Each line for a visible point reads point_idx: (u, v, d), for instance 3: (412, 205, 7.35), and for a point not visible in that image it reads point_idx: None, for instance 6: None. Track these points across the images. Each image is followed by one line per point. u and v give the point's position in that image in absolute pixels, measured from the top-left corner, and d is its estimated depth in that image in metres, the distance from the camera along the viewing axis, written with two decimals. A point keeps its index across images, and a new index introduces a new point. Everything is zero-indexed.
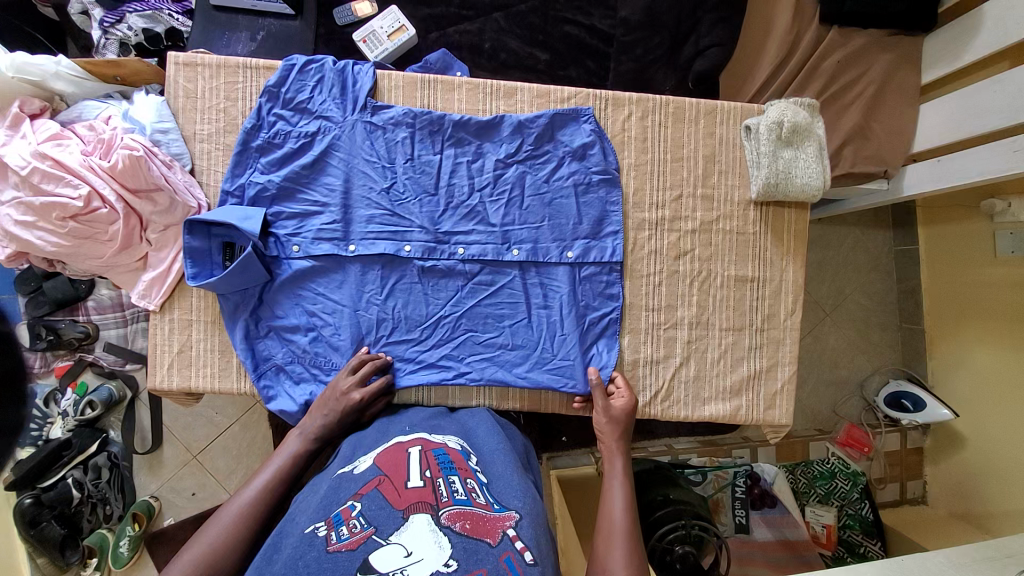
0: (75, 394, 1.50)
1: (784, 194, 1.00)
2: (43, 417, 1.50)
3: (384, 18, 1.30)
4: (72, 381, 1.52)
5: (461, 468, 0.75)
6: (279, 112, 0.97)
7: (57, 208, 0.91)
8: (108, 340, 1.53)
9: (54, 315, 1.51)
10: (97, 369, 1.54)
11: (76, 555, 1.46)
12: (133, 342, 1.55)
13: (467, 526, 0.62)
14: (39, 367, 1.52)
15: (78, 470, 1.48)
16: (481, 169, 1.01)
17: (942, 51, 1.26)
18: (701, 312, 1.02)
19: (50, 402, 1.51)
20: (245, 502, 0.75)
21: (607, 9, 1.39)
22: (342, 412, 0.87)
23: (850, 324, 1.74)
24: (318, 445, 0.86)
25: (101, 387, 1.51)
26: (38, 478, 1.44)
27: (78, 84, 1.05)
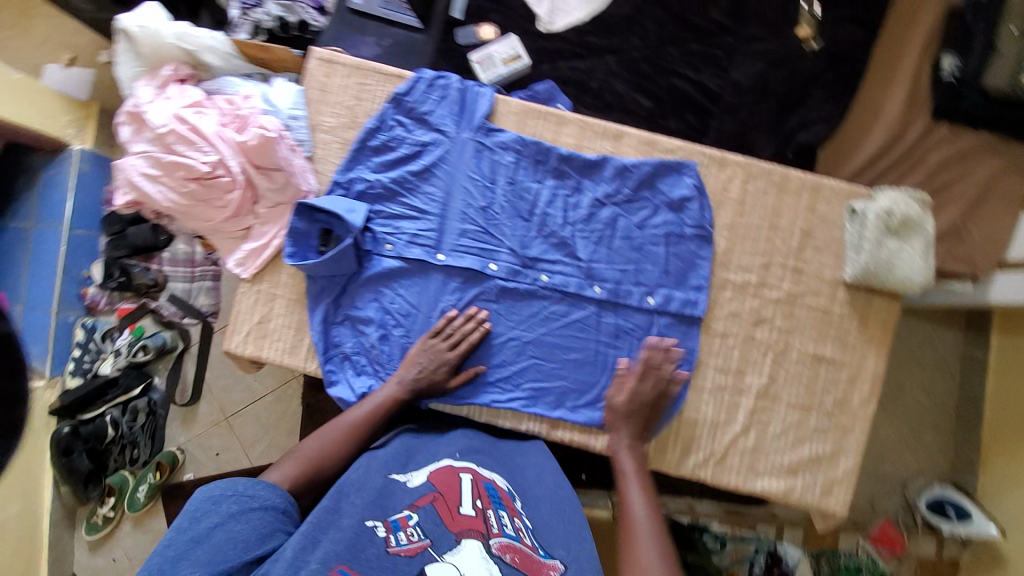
0: (131, 335, 1.59)
1: (880, 284, 0.97)
2: (97, 352, 1.60)
3: (502, 44, 1.40)
4: (131, 323, 1.62)
5: (508, 507, 0.79)
6: (400, 118, 1.04)
7: (184, 168, 1.00)
8: (173, 291, 1.61)
9: (130, 259, 1.61)
10: (156, 316, 1.63)
11: (96, 491, 1.58)
12: (195, 298, 1.62)
13: (515, 560, 0.71)
14: (104, 305, 1.63)
15: (117, 410, 1.56)
16: (577, 204, 1.03)
17: None
18: (771, 385, 1.00)
19: (106, 338, 1.61)
20: (349, 422, 0.90)
21: (718, 69, 1.41)
22: (436, 366, 0.95)
23: (904, 422, 1.64)
24: (416, 395, 0.94)
25: (157, 334, 1.60)
26: (82, 409, 1.56)
27: (226, 59, 1.15)
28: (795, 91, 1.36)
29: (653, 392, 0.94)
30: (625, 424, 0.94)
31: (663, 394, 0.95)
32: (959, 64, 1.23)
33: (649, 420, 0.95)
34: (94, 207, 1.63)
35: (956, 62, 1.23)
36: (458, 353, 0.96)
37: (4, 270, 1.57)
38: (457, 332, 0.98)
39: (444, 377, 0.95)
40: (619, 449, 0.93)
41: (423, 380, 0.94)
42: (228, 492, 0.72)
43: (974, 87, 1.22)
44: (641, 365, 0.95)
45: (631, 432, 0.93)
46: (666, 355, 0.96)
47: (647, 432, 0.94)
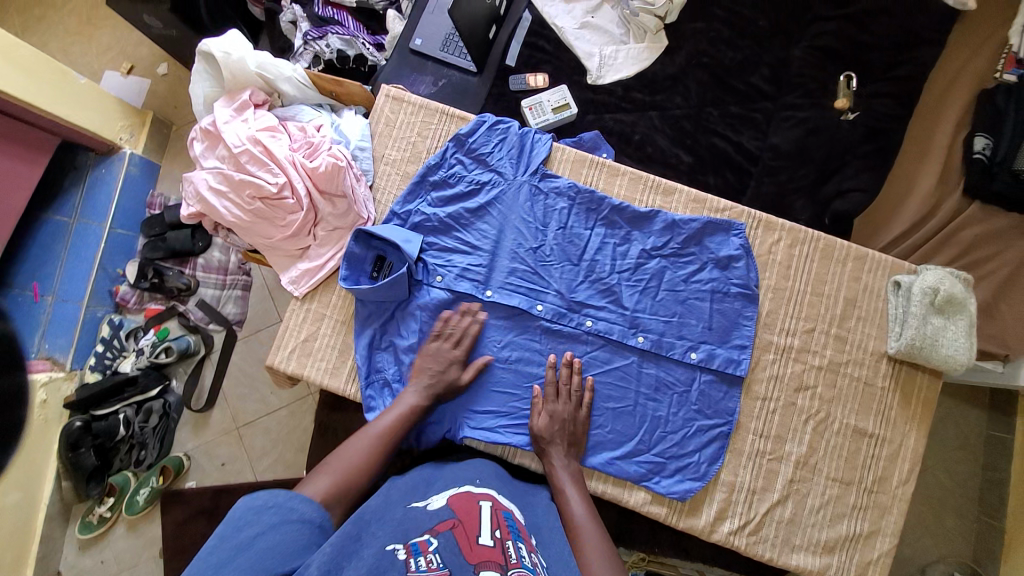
0: (155, 337, 1.62)
1: (924, 360, 0.97)
2: (119, 349, 1.62)
3: (553, 93, 1.46)
4: (157, 324, 1.64)
5: (525, 540, 0.77)
6: (461, 157, 1.08)
7: (252, 187, 1.04)
8: (202, 297, 1.66)
9: (165, 261, 1.66)
10: (182, 319, 1.65)
11: (97, 491, 1.54)
12: (223, 305, 1.66)
13: None
14: (134, 303, 1.66)
15: (131, 409, 1.56)
16: (625, 254, 1.05)
17: None
18: (811, 454, 0.99)
19: (130, 337, 1.64)
20: (373, 432, 0.90)
21: (757, 132, 1.47)
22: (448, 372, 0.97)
23: (923, 500, 1.61)
24: (434, 400, 0.96)
25: (182, 337, 1.62)
26: (96, 405, 1.55)
27: (301, 89, 1.21)
28: (833, 158, 1.41)
29: (567, 408, 0.98)
30: (553, 443, 0.96)
31: (683, 434, 0.99)
32: (990, 145, 1.26)
33: (575, 432, 0.97)
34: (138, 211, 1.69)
35: (988, 141, 1.26)
36: (462, 351, 0.99)
37: (41, 256, 1.55)
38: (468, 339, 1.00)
39: (459, 377, 0.98)
40: (556, 466, 0.95)
41: (441, 384, 0.96)
42: (268, 504, 0.72)
43: (1006, 168, 1.24)
44: (549, 385, 0.99)
45: (562, 448, 0.96)
46: (572, 368, 1.01)
47: (574, 446, 0.97)
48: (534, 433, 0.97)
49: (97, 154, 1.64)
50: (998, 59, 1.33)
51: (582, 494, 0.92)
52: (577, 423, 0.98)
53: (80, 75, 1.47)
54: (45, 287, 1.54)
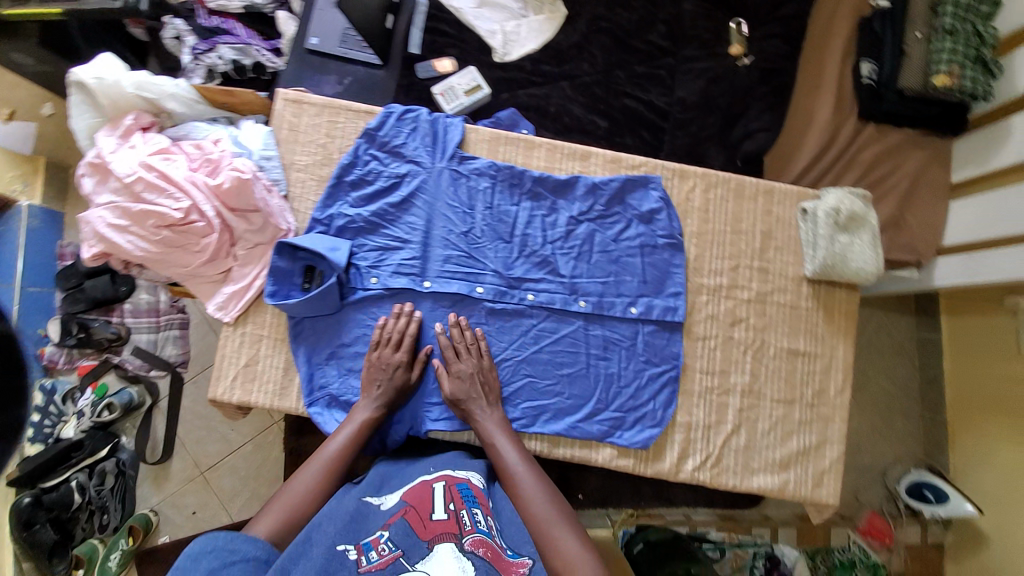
0: (93, 395, 1.50)
1: (838, 276, 1.05)
2: (58, 415, 1.51)
3: (462, 76, 1.46)
4: (93, 381, 1.52)
5: (481, 504, 0.83)
6: (374, 152, 1.06)
7: (156, 216, 0.97)
8: (137, 344, 1.53)
9: (89, 313, 1.53)
10: (120, 371, 1.54)
11: (63, 566, 1.44)
12: (162, 347, 1.56)
13: (487, 554, 0.74)
14: (63, 363, 1.53)
15: (84, 474, 1.46)
16: (554, 223, 1.07)
17: (970, 152, 1.39)
18: (754, 381, 1.05)
19: (67, 400, 1.52)
20: (325, 458, 0.91)
21: (664, 88, 1.52)
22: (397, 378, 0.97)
23: (872, 407, 1.76)
24: (388, 409, 0.96)
25: (123, 391, 1.51)
26: (42, 477, 1.45)
27: (190, 105, 1.14)
28: (736, 103, 1.50)
29: (473, 364, 0.99)
30: (473, 400, 0.97)
31: (638, 385, 1.03)
32: (875, 70, 1.40)
33: (488, 384, 0.99)
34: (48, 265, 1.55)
35: (873, 67, 1.39)
36: (405, 352, 0.98)
37: None
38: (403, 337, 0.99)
39: (406, 378, 0.98)
40: (484, 420, 0.97)
41: (389, 393, 0.96)
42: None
43: (891, 89, 1.36)
44: (449, 346, 1.00)
45: (486, 400, 0.98)
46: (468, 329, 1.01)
47: (493, 394, 0.99)
48: (448, 396, 0.98)
49: None
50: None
51: (511, 438, 0.96)
52: (489, 373, 1.00)
53: None
54: None
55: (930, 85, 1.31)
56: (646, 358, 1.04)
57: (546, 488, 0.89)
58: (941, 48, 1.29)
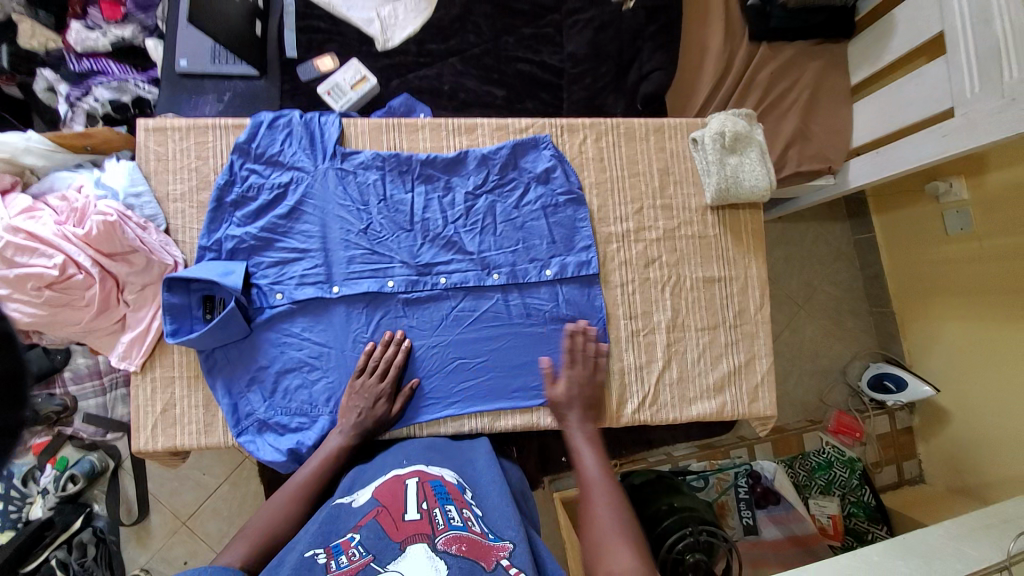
0: (54, 471, 1.43)
1: (736, 199, 1.06)
2: (21, 498, 1.43)
3: (346, 71, 1.40)
4: (50, 458, 1.44)
5: (457, 499, 0.75)
6: (252, 166, 1.01)
7: (33, 278, 0.93)
8: (87, 411, 1.43)
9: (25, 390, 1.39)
10: (76, 442, 1.47)
11: None
12: (114, 409, 1.45)
13: (463, 549, 0.64)
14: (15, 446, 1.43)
15: (62, 550, 1.39)
16: (452, 202, 1.05)
17: (865, 53, 1.46)
18: (677, 315, 1.06)
19: (29, 480, 1.44)
20: (296, 484, 0.87)
21: (555, 45, 1.50)
22: (373, 408, 0.95)
23: (823, 315, 1.82)
24: (360, 439, 0.93)
25: (83, 459, 1.46)
26: (20, 561, 1.36)
27: (48, 156, 1.07)
28: (627, 49, 1.48)
29: (587, 372, 0.99)
30: (570, 408, 0.96)
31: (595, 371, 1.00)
32: None
33: (592, 399, 0.97)
34: None
35: None
36: (389, 382, 0.97)
37: None
38: (376, 361, 0.98)
39: (388, 411, 0.96)
40: (573, 429, 0.94)
41: (368, 421, 0.94)
42: None
43: (776, 5, 1.43)
44: (566, 356, 0.99)
45: (578, 413, 0.95)
46: (585, 335, 1.01)
47: (591, 408, 0.96)
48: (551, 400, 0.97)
49: None
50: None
51: (595, 447, 0.91)
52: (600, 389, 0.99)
53: None
54: None
55: None
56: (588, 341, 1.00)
57: (615, 493, 0.81)
58: None
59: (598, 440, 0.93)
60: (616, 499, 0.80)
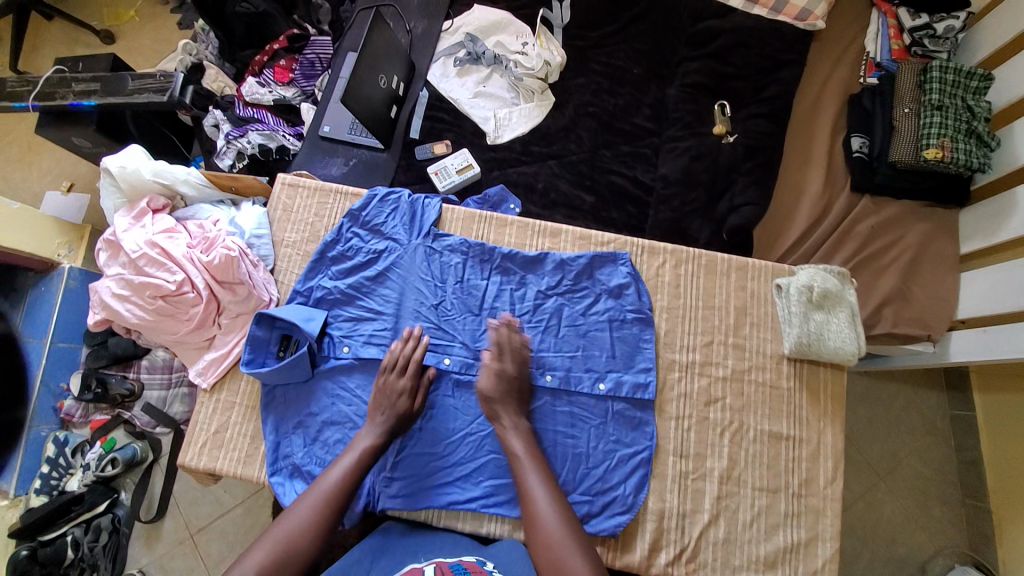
0: (101, 449, 1.52)
1: (817, 356, 1.01)
2: (65, 467, 1.52)
3: (455, 158, 1.55)
4: (103, 436, 1.55)
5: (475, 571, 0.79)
6: (356, 230, 1.13)
7: (152, 288, 1.06)
8: (147, 401, 1.55)
9: (108, 369, 1.56)
10: (129, 427, 1.57)
11: None
12: (169, 406, 1.57)
13: None
14: (78, 416, 1.56)
15: (80, 529, 1.45)
16: (523, 297, 1.09)
17: (978, 226, 1.39)
18: (732, 467, 0.99)
19: (76, 452, 1.54)
20: (324, 489, 0.90)
21: (649, 164, 1.58)
22: (396, 409, 0.97)
23: (908, 493, 1.58)
24: (387, 439, 0.96)
25: (128, 446, 1.53)
26: (41, 529, 1.43)
27: (200, 190, 1.25)
28: (720, 179, 1.52)
29: (513, 364, 0.99)
30: (503, 403, 0.97)
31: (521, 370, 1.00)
32: (867, 143, 1.47)
33: (521, 394, 0.98)
34: (79, 322, 1.60)
35: (864, 140, 1.47)
36: (411, 376, 0.99)
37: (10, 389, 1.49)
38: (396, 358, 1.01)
39: (409, 407, 0.98)
40: (507, 427, 0.96)
41: (393, 419, 0.96)
42: None
43: (884, 162, 1.43)
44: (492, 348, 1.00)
45: (512, 411, 0.97)
46: (511, 329, 1.02)
47: (522, 406, 0.98)
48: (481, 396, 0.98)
49: (35, 273, 1.58)
50: (858, 66, 1.58)
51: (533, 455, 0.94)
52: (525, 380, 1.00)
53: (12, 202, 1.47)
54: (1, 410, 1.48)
55: (921, 157, 1.36)
56: (512, 334, 1.01)
57: (563, 511, 0.87)
58: (930, 122, 1.35)
59: (533, 439, 0.96)
60: (568, 514, 0.87)
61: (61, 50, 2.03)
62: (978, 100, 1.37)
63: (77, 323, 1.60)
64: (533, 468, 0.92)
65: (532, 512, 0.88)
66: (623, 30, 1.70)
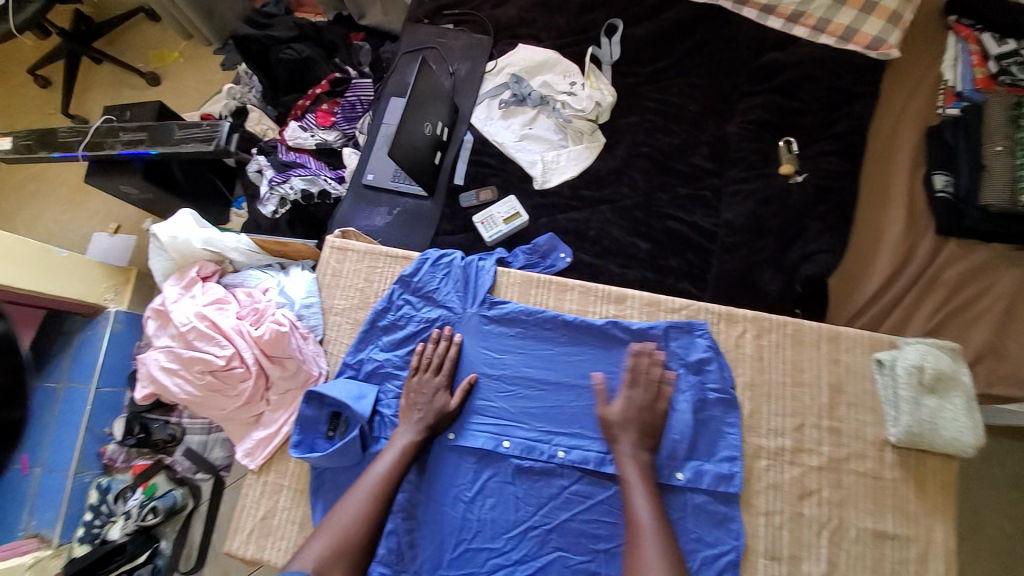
0: (142, 495, 1.42)
1: (928, 446, 0.90)
2: (107, 515, 1.41)
3: (503, 206, 1.51)
4: (144, 481, 1.45)
5: None
6: (408, 297, 1.08)
7: (201, 362, 1.03)
8: (189, 445, 1.49)
9: (151, 412, 1.50)
10: (169, 472, 1.47)
11: None
12: (211, 451, 1.50)
13: None
14: (120, 461, 1.48)
15: None
16: (589, 371, 1.01)
17: None
18: (832, 573, 0.87)
19: (118, 498, 1.43)
20: (371, 482, 0.90)
21: (709, 210, 1.48)
22: (433, 406, 0.96)
23: (998, 564, 1.29)
24: (428, 434, 0.95)
25: (168, 493, 1.42)
26: None
27: (249, 256, 1.24)
28: (792, 225, 1.41)
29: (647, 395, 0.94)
30: (625, 429, 0.92)
31: (654, 400, 0.94)
32: (951, 181, 1.33)
33: (651, 422, 0.92)
34: (123, 363, 1.51)
35: (948, 178, 1.33)
36: (445, 376, 0.99)
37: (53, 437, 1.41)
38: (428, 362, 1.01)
39: (446, 404, 0.97)
40: (625, 454, 0.90)
41: (431, 416, 0.96)
42: None
43: (973, 204, 1.29)
44: (628, 374, 0.96)
45: (633, 437, 0.91)
46: (652, 358, 0.97)
47: (648, 436, 0.92)
48: (603, 418, 0.94)
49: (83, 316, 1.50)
50: (935, 96, 1.44)
51: (649, 489, 0.87)
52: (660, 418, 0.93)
53: (61, 250, 1.38)
54: (30, 459, 1.39)
55: (1020, 201, 1.23)
56: (654, 365, 0.96)
57: (666, 548, 0.80)
58: None
59: (649, 470, 0.90)
60: (671, 550, 0.80)
61: (109, 94, 2.05)
62: None
63: (122, 364, 1.51)
64: (643, 498, 0.86)
65: (636, 537, 0.82)
66: (676, 64, 1.62)
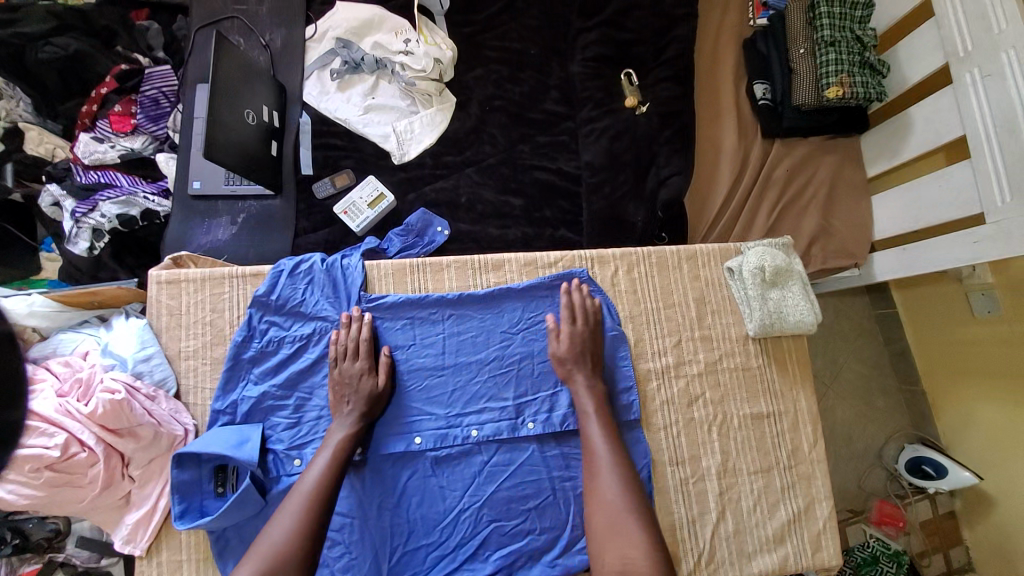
0: None
1: (779, 330, 1.04)
2: None
3: (362, 189, 1.38)
4: None
5: None
6: (271, 318, 0.96)
7: (29, 461, 0.83)
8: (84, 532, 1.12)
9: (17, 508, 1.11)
10: (69, 568, 1.12)
11: None
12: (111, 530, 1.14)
13: None
14: None
15: None
16: (485, 344, 1.00)
17: (881, 146, 1.43)
18: (726, 459, 0.99)
19: None
20: (306, 488, 0.82)
21: (571, 153, 1.50)
22: (361, 392, 0.91)
23: (854, 396, 1.62)
24: (360, 425, 0.89)
25: None
26: None
27: (53, 317, 1.02)
28: (643, 154, 1.47)
29: (586, 328, 0.98)
30: (579, 366, 0.95)
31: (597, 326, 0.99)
32: (768, 88, 1.46)
33: (596, 352, 0.97)
34: None
35: (766, 86, 1.46)
36: (366, 359, 0.93)
37: None
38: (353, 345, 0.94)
39: (375, 386, 0.92)
40: (581, 388, 0.94)
41: (362, 404, 0.90)
42: None
43: (788, 105, 1.43)
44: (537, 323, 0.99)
45: (585, 370, 0.95)
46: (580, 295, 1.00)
47: (598, 367, 0.96)
48: (555, 357, 0.96)
49: None
50: (747, 10, 1.56)
51: (605, 422, 0.91)
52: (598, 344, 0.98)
53: None
54: None
55: (824, 97, 1.35)
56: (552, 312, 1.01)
57: (627, 474, 0.85)
58: (826, 59, 1.33)
59: (605, 400, 0.94)
60: (626, 472, 0.85)
61: None
62: (864, 28, 1.36)
63: None
64: (602, 433, 0.89)
65: (595, 467, 0.86)
66: (507, 8, 1.56)
